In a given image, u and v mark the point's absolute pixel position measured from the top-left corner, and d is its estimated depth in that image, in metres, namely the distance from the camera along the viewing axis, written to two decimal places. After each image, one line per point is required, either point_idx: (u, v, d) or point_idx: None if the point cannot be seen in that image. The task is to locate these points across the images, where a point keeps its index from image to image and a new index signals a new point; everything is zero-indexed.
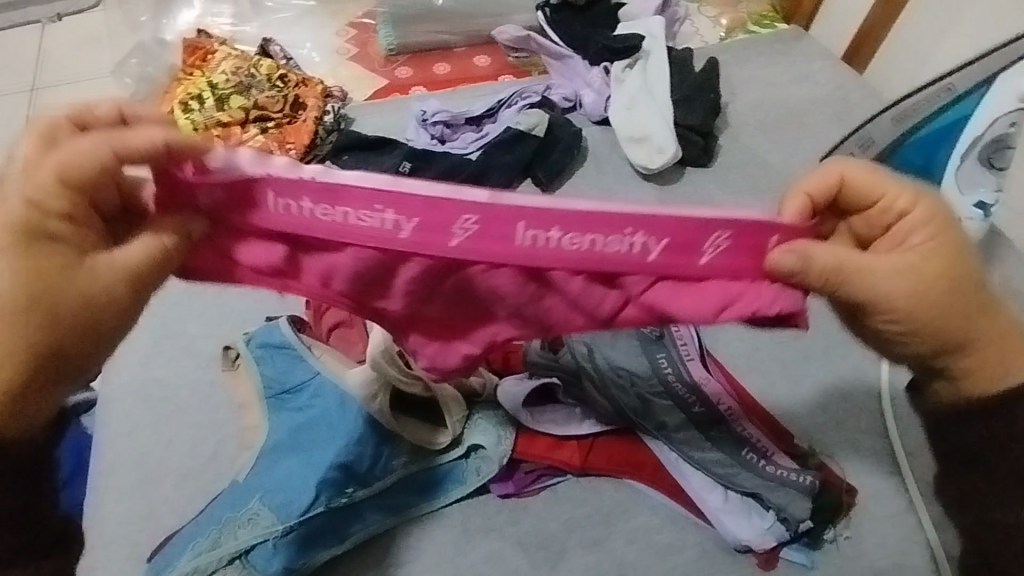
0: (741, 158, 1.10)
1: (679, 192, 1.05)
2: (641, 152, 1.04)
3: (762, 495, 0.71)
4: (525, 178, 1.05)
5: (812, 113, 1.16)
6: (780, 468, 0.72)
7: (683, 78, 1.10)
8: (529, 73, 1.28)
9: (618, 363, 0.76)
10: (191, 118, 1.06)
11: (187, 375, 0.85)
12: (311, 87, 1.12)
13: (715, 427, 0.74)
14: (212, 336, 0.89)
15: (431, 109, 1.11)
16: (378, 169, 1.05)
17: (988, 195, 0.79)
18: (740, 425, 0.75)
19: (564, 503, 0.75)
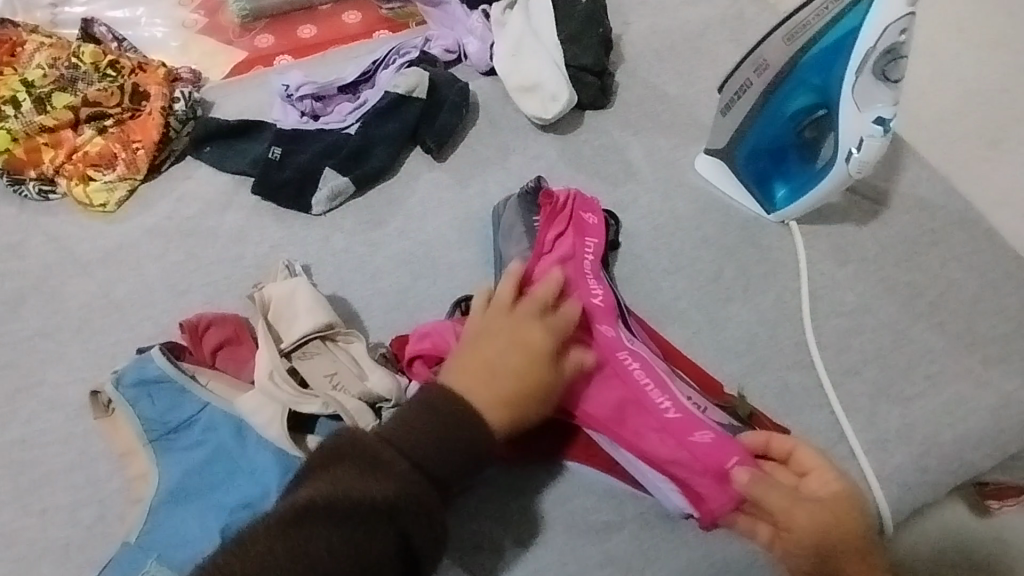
0: (641, 95, 1.03)
1: (581, 141, 0.98)
2: (534, 102, 0.96)
3: None
4: (414, 146, 0.96)
5: (709, 36, 1.10)
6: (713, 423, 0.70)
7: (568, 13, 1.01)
8: (407, 25, 1.16)
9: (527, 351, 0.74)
10: (7, 127, 0.89)
11: (55, 430, 0.75)
12: (151, 72, 0.97)
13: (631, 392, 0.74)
14: (79, 381, 0.78)
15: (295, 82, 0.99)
16: (245, 158, 0.93)
17: (886, 109, 0.75)
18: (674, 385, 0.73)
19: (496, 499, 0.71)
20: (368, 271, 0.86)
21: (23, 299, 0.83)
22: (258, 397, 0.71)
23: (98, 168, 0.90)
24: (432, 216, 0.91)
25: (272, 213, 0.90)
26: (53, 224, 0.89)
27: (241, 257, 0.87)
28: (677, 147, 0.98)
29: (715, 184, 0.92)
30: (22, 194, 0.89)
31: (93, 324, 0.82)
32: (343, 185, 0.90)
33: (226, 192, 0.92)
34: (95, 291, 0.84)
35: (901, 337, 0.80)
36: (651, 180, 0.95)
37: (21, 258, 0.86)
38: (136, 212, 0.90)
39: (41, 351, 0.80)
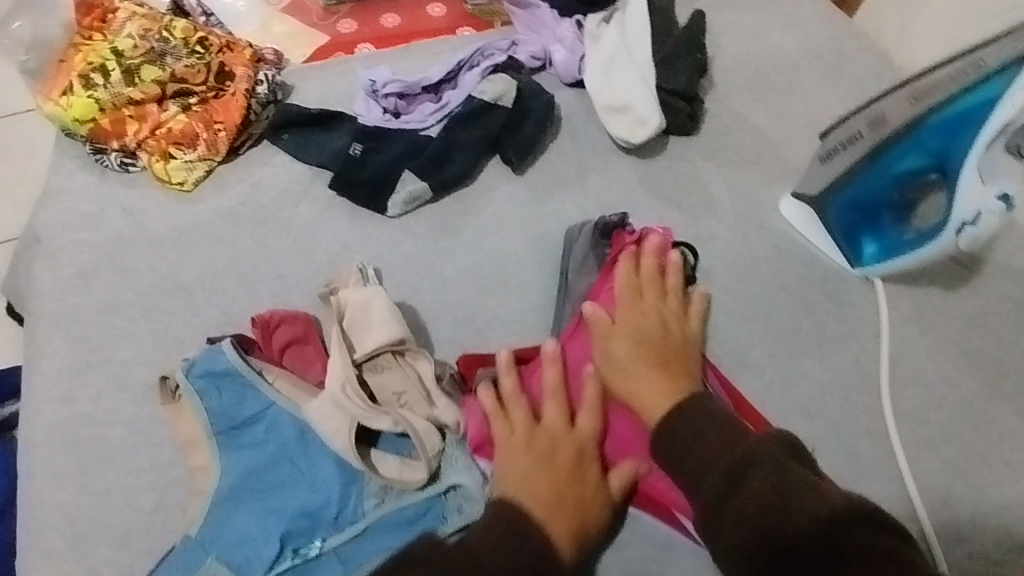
0: (729, 124, 1.00)
1: (663, 168, 0.95)
2: (622, 124, 0.93)
3: None
4: (493, 155, 0.94)
5: (804, 68, 1.06)
6: None
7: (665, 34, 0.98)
8: (491, 24, 1.13)
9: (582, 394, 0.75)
10: (95, 96, 0.89)
11: (122, 409, 0.75)
12: (237, 52, 0.96)
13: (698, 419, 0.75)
14: (146, 363, 0.78)
15: (380, 76, 0.97)
16: (324, 151, 0.92)
17: (1011, 186, 0.71)
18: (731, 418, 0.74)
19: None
20: (438, 280, 0.85)
21: (96, 272, 0.83)
22: (327, 407, 0.70)
23: (179, 146, 0.90)
24: (505, 230, 0.89)
25: (346, 209, 0.89)
26: (130, 197, 0.89)
27: (312, 252, 0.86)
28: (762, 185, 0.95)
29: (801, 230, 0.90)
30: (103, 163, 0.90)
31: (162, 305, 0.82)
32: (421, 190, 0.88)
33: (302, 183, 0.91)
34: (166, 271, 0.84)
35: (977, 418, 0.79)
36: (731, 217, 0.92)
37: (96, 228, 0.86)
38: (212, 194, 0.90)
39: (112, 326, 0.80)
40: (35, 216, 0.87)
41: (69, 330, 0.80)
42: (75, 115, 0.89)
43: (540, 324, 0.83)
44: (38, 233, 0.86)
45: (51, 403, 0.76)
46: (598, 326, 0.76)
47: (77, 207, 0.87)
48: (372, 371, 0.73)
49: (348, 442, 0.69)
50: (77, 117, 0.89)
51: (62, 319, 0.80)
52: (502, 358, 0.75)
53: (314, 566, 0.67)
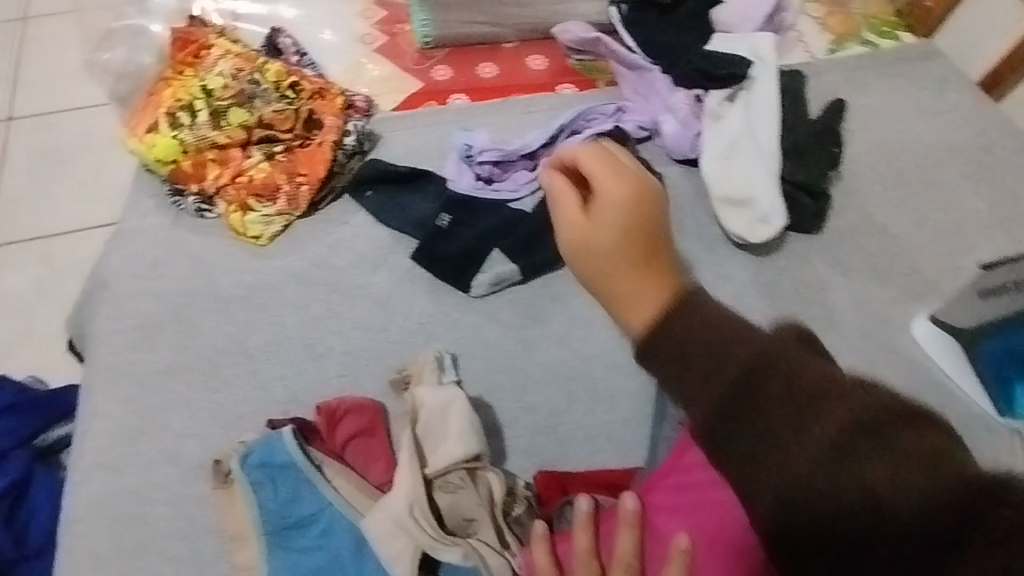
0: (857, 224, 0.89)
1: (779, 268, 0.84)
2: (740, 221, 0.83)
3: None
4: None
5: (946, 166, 0.94)
6: None
7: (794, 122, 0.88)
8: (595, 82, 1.05)
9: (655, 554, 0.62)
10: (179, 137, 0.85)
11: (168, 488, 0.70)
12: (329, 99, 0.90)
13: None
14: (200, 437, 0.73)
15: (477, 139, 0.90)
16: (408, 216, 0.85)
17: None
18: None
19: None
20: (519, 377, 0.77)
21: (160, 326, 0.78)
22: (389, 526, 0.63)
23: (259, 198, 0.84)
24: (597, 325, 0.80)
25: (426, 283, 0.82)
26: (202, 246, 0.84)
27: (385, 328, 0.79)
28: (894, 301, 0.83)
29: (939, 362, 0.78)
30: (180, 207, 0.86)
31: (223, 371, 0.76)
32: (509, 273, 0.80)
33: (381, 248, 0.84)
34: (231, 333, 0.79)
35: None
36: (855, 336, 0.81)
37: (164, 278, 0.81)
38: (287, 252, 0.84)
39: (168, 390, 0.75)
40: (106, 257, 0.83)
41: (126, 390, 0.75)
42: (158, 155, 0.85)
43: (629, 443, 0.74)
44: (106, 277, 0.82)
45: (98, 472, 0.70)
46: (563, 229, 0.55)
47: (147, 251, 0.83)
48: (442, 487, 0.65)
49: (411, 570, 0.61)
50: (159, 157, 0.85)
51: (120, 376, 0.76)
52: (581, 510, 0.59)
53: None
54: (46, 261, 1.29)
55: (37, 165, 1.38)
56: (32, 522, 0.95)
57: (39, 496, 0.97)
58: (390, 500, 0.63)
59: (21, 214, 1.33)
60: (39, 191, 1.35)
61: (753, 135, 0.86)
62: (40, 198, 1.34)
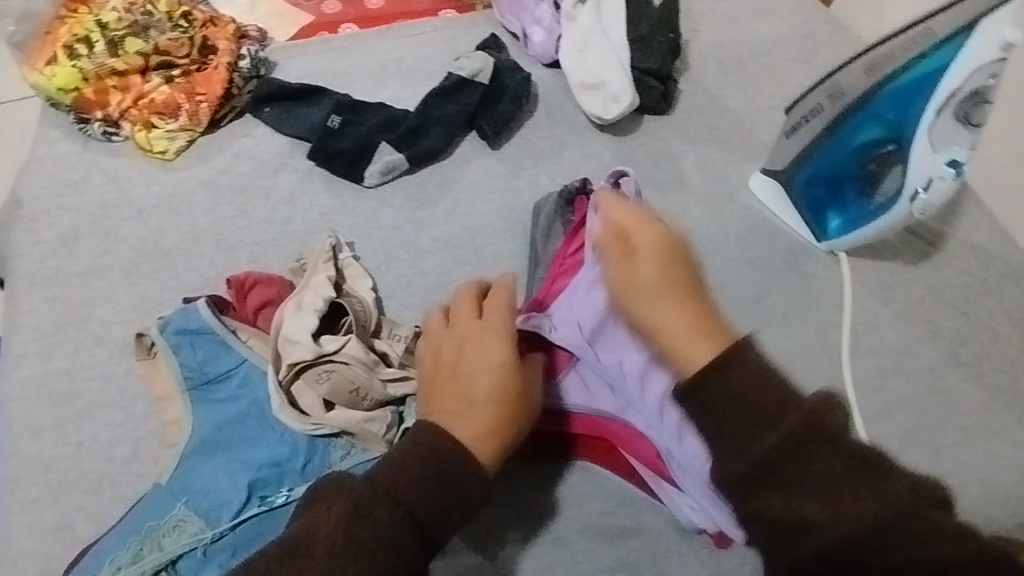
0: (703, 105, 1.02)
1: (635, 146, 0.98)
2: (594, 104, 0.96)
3: None
4: (470, 131, 0.96)
5: (777, 53, 1.09)
6: None
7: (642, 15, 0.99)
8: (473, 6, 1.15)
9: None
10: (79, 66, 0.92)
11: (98, 367, 0.78)
12: (221, 27, 0.99)
13: None
14: (124, 321, 0.80)
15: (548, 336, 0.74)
16: (304, 123, 0.94)
17: (962, 153, 0.70)
18: None
19: (688, 437, 0.69)
20: (412, 249, 0.87)
21: (78, 235, 0.85)
22: (299, 382, 0.71)
23: (162, 116, 0.92)
24: (479, 203, 0.91)
25: (325, 180, 0.91)
26: (113, 164, 0.91)
27: (291, 219, 0.88)
28: (732, 164, 0.97)
29: (766, 204, 0.93)
30: (87, 133, 0.92)
31: (142, 267, 0.84)
32: (398, 162, 0.90)
33: (282, 154, 0.93)
34: (147, 235, 0.86)
35: (937, 385, 0.83)
36: (703, 196, 0.94)
37: (79, 193, 0.88)
38: (193, 163, 0.91)
39: (90, 287, 0.82)
40: (19, 182, 0.89)
41: (50, 289, 0.82)
42: (59, 84, 0.91)
43: (511, 289, 0.85)
44: (21, 198, 0.87)
45: (26, 366, 0.77)
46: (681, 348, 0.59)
47: (61, 173, 0.89)
48: (333, 339, 0.72)
49: (324, 411, 0.71)
50: (61, 86, 0.91)
51: (43, 279, 0.82)
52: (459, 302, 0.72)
53: (282, 512, 0.68)
54: None
55: None
56: None
57: None
58: (296, 355, 0.71)
59: None
60: None
61: (602, 31, 0.99)
62: None
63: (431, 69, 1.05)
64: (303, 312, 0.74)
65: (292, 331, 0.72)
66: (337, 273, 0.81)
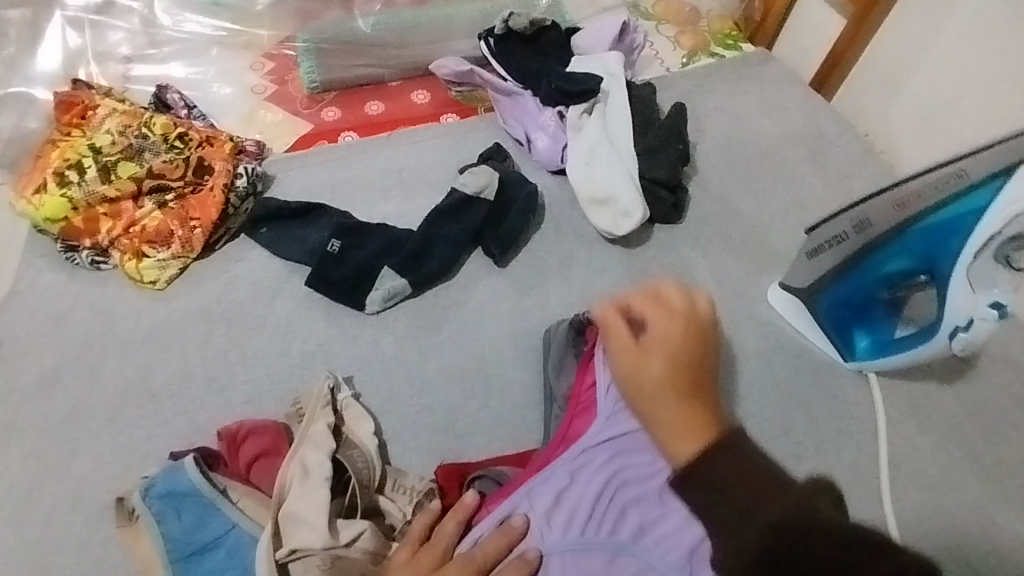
0: (715, 210, 0.99)
1: (646, 259, 0.93)
2: (603, 219, 0.93)
3: (480, 476, 0.73)
4: (476, 247, 0.92)
5: (787, 153, 1.05)
6: (485, 476, 0.73)
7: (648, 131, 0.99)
8: (475, 110, 1.13)
9: (487, 476, 0.73)
10: (68, 194, 0.88)
11: (76, 532, 0.71)
12: (218, 145, 0.95)
13: (476, 480, 0.73)
14: (106, 477, 0.75)
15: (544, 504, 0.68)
16: (302, 246, 0.90)
17: (1005, 295, 0.66)
18: (478, 480, 0.73)
19: None
20: (416, 383, 0.82)
21: (59, 377, 0.80)
22: (297, 564, 0.66)
23: (153, 244, 0.88)
24: (487, 326, 0.86)
25: (323, 306, 0.86)
26: (100, 296, 0.86)
27: (287, 352, 0.83)
28: (749, 275, 0.93)
29: (787, 319, 0.87)
30: (75, 262, 0.88)
31: (126, 412, 0.78)
32: (400, 287, 0.86)
33: (278, 278, 0.89)
34: (132, 375, 0.81)
35: (991, 523, 0.76)
36: (722, 311, 0.90)
37: (62, 330, 0.84)
38: (184, 292, 0.87)
39: (71, 437, 0.77)
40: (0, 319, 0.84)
41: (29, 442, 0.76)
42: (47, 214, 0.88)
43: (522, 427, 0.79)
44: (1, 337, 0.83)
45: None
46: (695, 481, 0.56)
47: (45, 308, 0.85)
48: (347, 524, 0.67)
49: None
50: (48, 216, 0.88)
51: (22, 431, 0.77)
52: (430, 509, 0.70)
53: None
54: None
55: None
56: None
57: None
58: (301, 539, 0.66)
59: None
60: None
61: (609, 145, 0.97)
62: None
63: (433, 180, 1.02)
64: (311, 484, 0.69)
65: (298, 507, 0.68)
66: (337, 419, 0.76)
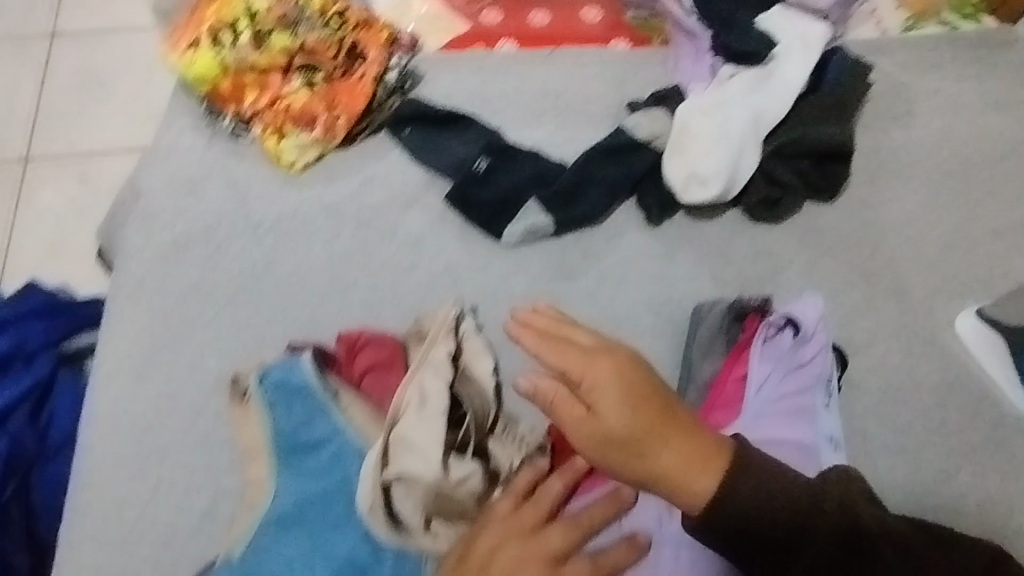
0: (911, 211, 0.85)
1: (820, 250, 0.81)
2: (678, 168, 0.80)
3: None
4: (629, 197, 0.82)
5: (1011, 162, 0.89)
6: None
7: (829, 105, 0.84)
8: (652, 41, 0.96)
9: None
10: (221, 56, 0.84)
11: (187, 401, 0.71)
12: (374, 32, 0.90)
13: None
14: (222, 353, 0.73)
15: None
16: (446, 158, 0.83)
17: None
18: None
19: None
20: None
21: (190, 243, 0.79)
22: (400, 487, 0.63)
23: (296, 124, 0.84)
24: (628, 287, 0.78)
25: (458, 227, 0.80)
26: (236, 167, 0.83)
27: (413, 267, 0.78)
28: (936, 295, 0.80)
29: (975, 355, 0.77)
30: (216, 127, 0.85)
31: (248, 294, 0.76)
32: (543, 224, 0.78)
33: (415, 187, 0.83)
34: (259, 257, 0.78)
35: None
36: (896, 328, 0.78)
37: (198, 196, 0.81)
38: (319, 182, 0.82)
39: (193, 307, 0.75)
40: (140, 171, 0.83)
41: (154, 301, 0.76)
42: (197, 73, 0.84)
43: None
44: (140, 190, 0.82)
45: (118, 384, 0.72)
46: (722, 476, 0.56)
47: (183, 169, 0.83)
48: (459, 461, 0.64)
49: (423, 528, 0.63)
50: (198, 75, 0.84)
51: (149, 288, 0.76)
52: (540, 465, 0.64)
53: None
54: None
55: None
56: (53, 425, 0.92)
57: (60, 403, 0.93)
58: (408, 464, 0.63)
59: None
60: None
61: (767, 106, 0.83)
62: None
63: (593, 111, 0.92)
64: (429, 412, 0.65)
65: (411, 432, 0.64)
66: (457, 349, 0.70)
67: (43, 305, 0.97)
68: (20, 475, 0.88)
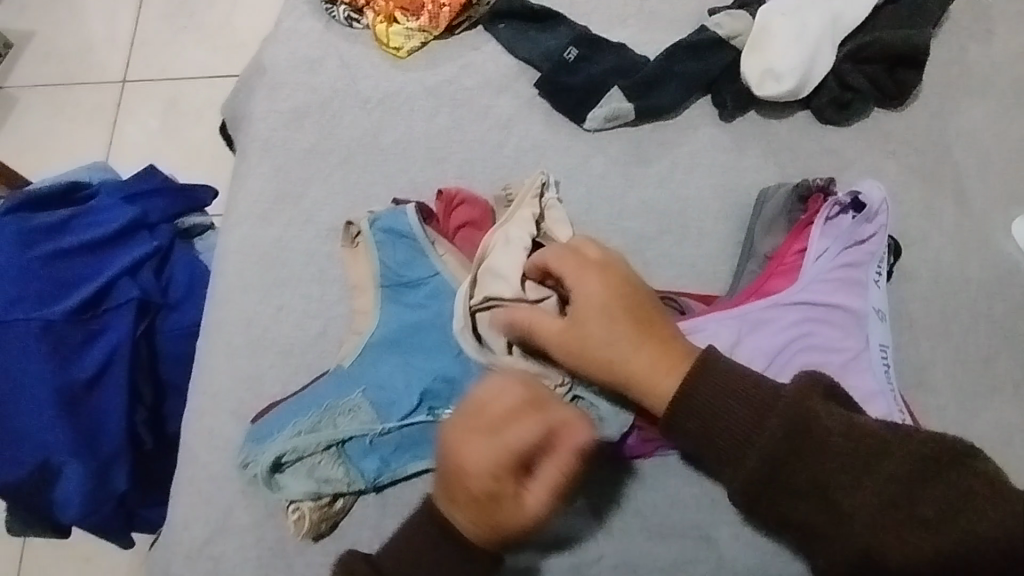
0: (983, 122, 0.87)
1: (886, 152, 0.86)
2: (754, 66, 0.85)
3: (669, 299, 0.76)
4: (704, 95, 0.88)
5: None
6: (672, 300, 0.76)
7: (905, 16, 0.88)
8: None
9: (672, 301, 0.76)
10: None
11: (304, 243, 0.82)
12: None
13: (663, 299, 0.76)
14: (335, 206, 0.84)
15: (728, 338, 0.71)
16: (537, 49, 0.90)
17: None
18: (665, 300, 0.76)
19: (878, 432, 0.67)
20: (617, 207, 0.83)
21: (308, 112, 0.89)
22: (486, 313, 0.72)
23: (404, 12, 0.92)
24: (698, 174, 0.85)
25: (544, 113, 0.88)
26: (349, 51, 0.92)
27: (503, 145, 0.87)
28: (998, 201, 0.84)
29: None
30: (332, 14, 0.94)
31: (357, 159, 0.86)
32: (624, 111, 0.85)
33: (508, 76, 0.91)
34: (367, 128, 0.88)
35: None
36: (954, 228, 0.82)
37: (316, 72, 0.91)
38: (422, 67, 0.91)
39: (310, 166, 0.86)
40: (265, 49, 0.93)
41: (277, 158, 0.86)
42: None
43: (710, 275, 0.80)
44: (265, 65, 0.92)
45: (246, 224, 0.83)
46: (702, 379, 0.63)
47: (303, 49, 0.92)
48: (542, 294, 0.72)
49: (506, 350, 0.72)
50: None
51: (273, 147, 0.87)
52: None
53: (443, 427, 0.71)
54: (174, 100, 1.37)
55: (169, 15, 1.43)
56: (175, 283, 1.01)
57: (180, 267, 1.03)
58: (495, 290, 0.72)
59: (150, 59, 1.40)
60: (169, 35, 1.41)
61: (846, 11, 0.86)
62: (169, 42, 1.41)
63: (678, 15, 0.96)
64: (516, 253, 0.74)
65: (499, 266, 0.73)
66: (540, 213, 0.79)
67: (163, 185, 1.07)
68: (149, 318, 0.97)
